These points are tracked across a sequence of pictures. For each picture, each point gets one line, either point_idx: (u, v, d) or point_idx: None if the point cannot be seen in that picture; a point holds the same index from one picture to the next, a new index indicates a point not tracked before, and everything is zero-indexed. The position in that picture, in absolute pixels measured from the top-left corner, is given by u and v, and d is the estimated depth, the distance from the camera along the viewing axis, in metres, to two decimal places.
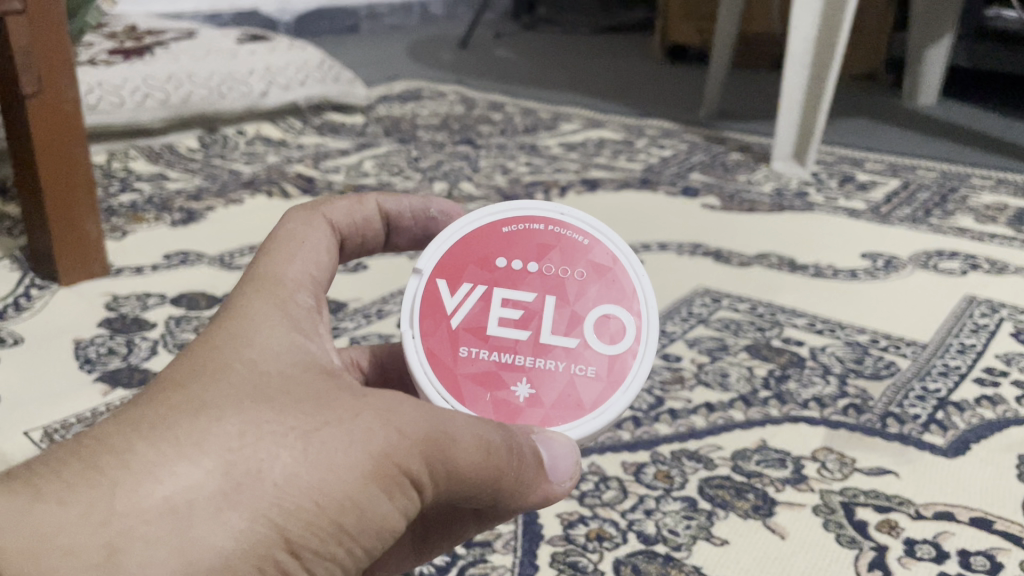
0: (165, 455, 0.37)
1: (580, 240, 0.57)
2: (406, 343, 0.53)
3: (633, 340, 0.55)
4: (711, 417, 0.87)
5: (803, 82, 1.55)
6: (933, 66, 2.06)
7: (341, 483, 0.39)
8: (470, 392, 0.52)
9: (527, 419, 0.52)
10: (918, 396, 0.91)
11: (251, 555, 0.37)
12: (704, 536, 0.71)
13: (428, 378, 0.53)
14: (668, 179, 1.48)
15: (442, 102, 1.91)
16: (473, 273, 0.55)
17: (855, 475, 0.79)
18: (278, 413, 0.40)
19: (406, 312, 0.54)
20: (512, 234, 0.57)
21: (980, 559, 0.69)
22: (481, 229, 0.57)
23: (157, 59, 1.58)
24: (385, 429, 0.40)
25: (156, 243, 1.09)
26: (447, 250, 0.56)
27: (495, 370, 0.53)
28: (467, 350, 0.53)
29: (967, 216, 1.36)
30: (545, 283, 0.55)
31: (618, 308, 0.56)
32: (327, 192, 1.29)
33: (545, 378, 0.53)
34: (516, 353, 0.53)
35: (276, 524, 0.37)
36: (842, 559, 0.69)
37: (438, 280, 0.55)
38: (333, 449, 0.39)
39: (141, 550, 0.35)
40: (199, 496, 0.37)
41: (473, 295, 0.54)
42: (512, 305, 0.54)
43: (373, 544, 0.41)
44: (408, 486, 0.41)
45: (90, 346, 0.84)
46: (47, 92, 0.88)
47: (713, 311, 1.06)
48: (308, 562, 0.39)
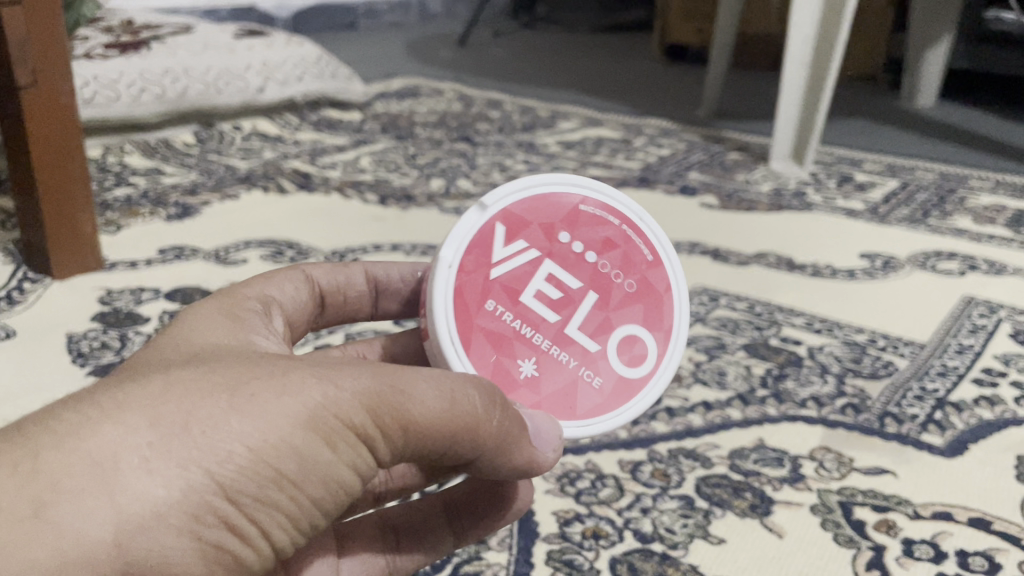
0: (91, 414, 0.37)
1: (646, 254, 0.57)
2: (438, 270, 0.52)
3: (646, 379, 0.55)
4: (709, 415, 0.86)
5: (802, 80, 1.55)
6: (932, 67, 2.06)
7: (276, 431, 0.38)
8: (477, 346, 0.52)
9: (519, 397, 0.52)
10: (916, 396, 0.90)
11: (185, 503, 0.37)
12: (701, 535, 0.71)
13: (442, 315, 0.52)
14: (667, 178, 1.47)
15: (440, 99, 1.90)
16: (534, 235, 0.54)
17: (852, 474, 0.79)
18: (210, 372, 0.39)
19: (455, 239, 0.53)
20: (588, 215, 0.56)
21: (978, 559, 0.68)
22: (562, 196, 0.56)
23: (154, 54, 1.57)
24: (320, 380, 0.40)
25: (151, 238, 1.08)
26: (525, 200, 0.55)
27: (512, 334, 0.53)
28: (493, 305, 0.53)
29: (965, 217, 1.36)
30: (596, 280, 0.54)
31: (651, 339, 0.56)
32: (323, 187, 1.29)
33: (553, 368, 0.53)
34: (535, 326, 0.53)
35: (207, 473, 0.37)
36: (840, 558, 0.68)
37: (498, 225, 0.54)
38: (264, 400, 0.38)
39: (67, 504, 0.35)
40: (125, 448, 0.36)
41: (524, 256, 0.54)
42: (554, 280, 0.54)
43: (322, 493, 0.41)
44: (351, 437, 0.40)
45: (83, 340, 0.83)
46: (42, 83, 0.87)
47: (710, 310, 1.06)
48: (249, 508, 0.39)
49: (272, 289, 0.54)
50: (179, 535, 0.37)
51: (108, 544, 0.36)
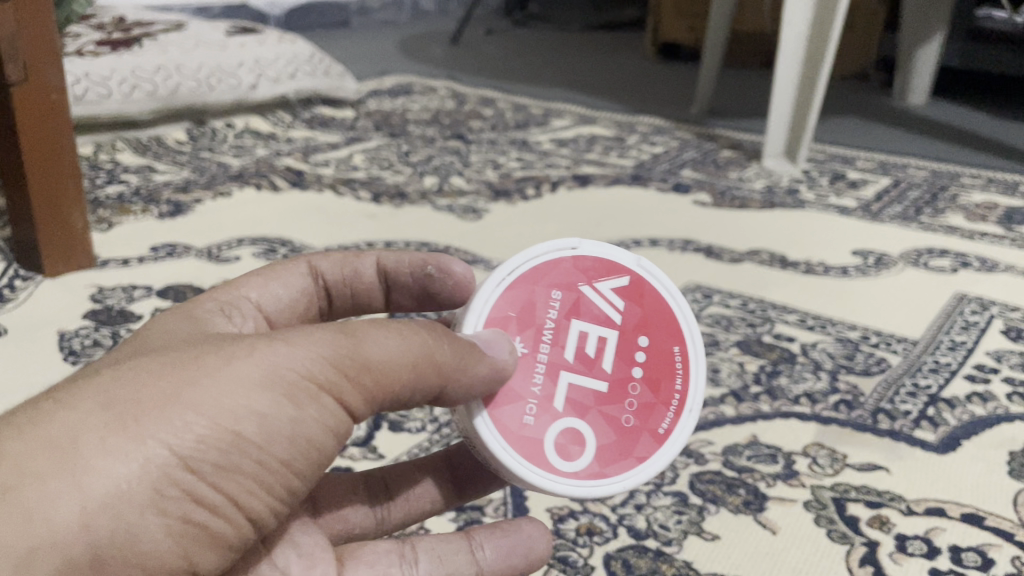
0: (49, 406, 0.38)
1: (661, 427, 0.53)
2: (563, 242, 0.53)
3: (545, 476, 0.51)
4: (702, 412, 0.86)
5: (795, 77, 1.55)
6: (924, 66, 2.07)
7: (230, 393, 0.38)
8: (514, 298, 0.52)
9: None
10: (909, 393, 0.90)
11: (146, 478, 0.37)
12: (695, 531, 0.71)
13: (529, 257, 0.53)
14: (660, 175, 1.47)
15: (433, 97, 1.90)
16: (633, 313, 0.53)
17: (846, 470, 0.79)
18: (163, 354, 0.40)
19: (600, 248, 0.54)
20: (670, 354, 0.54)
21: (971, 554, 0.68)
22: (677, 326, 0.54)
23: (146, 51, 1.57)
24: (271, 343, 0.40)
25: (143, 236, 1.08)
26: (661, 298, 0.54)
27: (535, 320, 0.52)
28: (557, 298, 0.52)
29: (957, 214, 1.36)
30: (616, 384, 0.52)
31: (588, 463, 0.51)
32: (316, 185, 1.28)
33: (525, 371, 0.51)
34: (552, 333, 0.52)
35: (164, 444, 0.37)
36: (833, 554, 0.68)
37: (628, 278, 0.54)
38: (217, 368, 0.39)
39: (28, 489, 0.35)
40: (82, 431, 0.37)
41: (610, 309, 0.53)
42: (601, 342, 0.52)
43: (294, 455, 0.40)
44: (313, 392, 0.40)
45: (75, 337, 0.83)
46: (33, 80, 0.87)
47: (703, 307, 1.06)
48: (215, 479, 0.38)
49: (252, 292, 0.55)
50: (144, 513, 0.37)
51: (74, 526, 0.36)
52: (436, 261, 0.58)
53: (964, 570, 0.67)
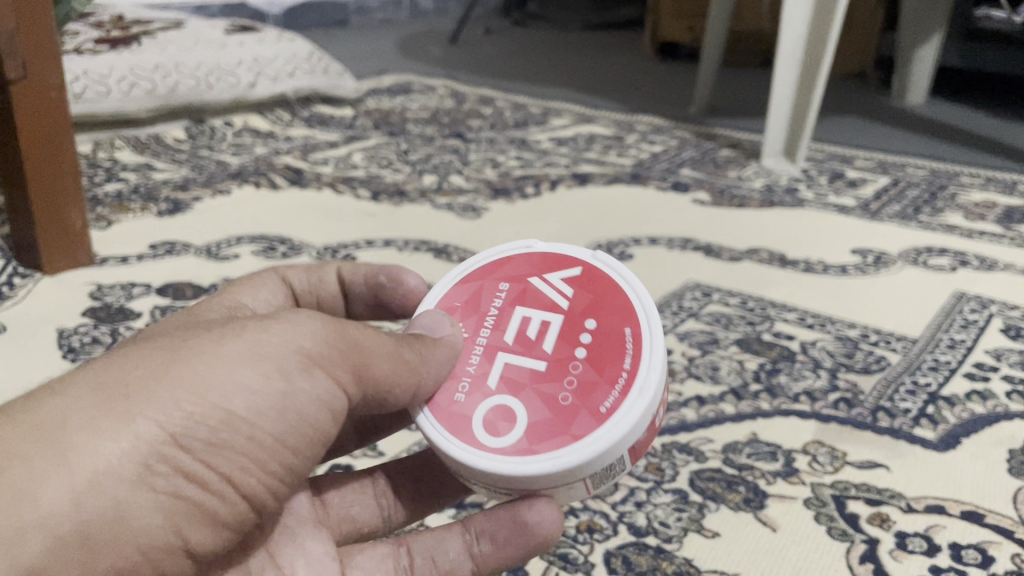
0: (41, 393, 0.40)
1: (607, 403, 0.50)
2: (518, 244, 0.59)
3: (472, 452, 0.50)
4: (702, 410, 0.86)
5: (794, 76, 1.55)
6: (923, 65, 2.07)
7: (217, 372, 0.41)
8: (463, 292, 0.57)
9: None
10: (908, 391, 0.90)
11: (136, 453, 0.39)
12: (695, 528, 0.71)
13: (481, 258, 0.59)
14: (659, 174, 1.47)
15: (432, 95, 1.90)
16: (580, 299, 0.55)
17: (846, 468, 0.79)
18: (151, 343, 0.43)
19: (554, 248, 0.59)
20: (620, 335, 0.53)
21: (971, 552, 0.68)
22: (628, 309, 0.54)
23: (144, 49, 1.56)
24: (257, 328, 0.43)
25: (142, 233, 1.08)
26: (613, 285, 0.56)
27: (482, 306, 0.56)
28: (504, 289, 0.57)
29: (956, 214, 1.36)
30: (553, 364, 0.52)
31: (518, 439, 0.50)
32: (315, 183, 1.28)
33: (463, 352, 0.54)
34: (496, 318, 0.55)
35: (152, 421, 0.39)
36: (833, 552, 0.68)
37: (580, 270, 0.57)
38: (202, 351, 0.41)
39: (21, 466, 0.37)
40: (72, 413, 0.39)
41: (555, 296, 0.55)
42: (542, 325, 0.54)
43: (283, 431, 0.43)
44: (300, 370, 0.43)
45: (74, 335, 0.83)
46: (31, 78, 0.86)
47: (703, 305, 1.05)
48: (203, 456, 0.40)
49: (245, 298, 0.59)
50: (136, 489, 0.39)
51: (66, 502, 0.38)
52: (390, 270, 0.62)
53: (964, 568, 0.67)
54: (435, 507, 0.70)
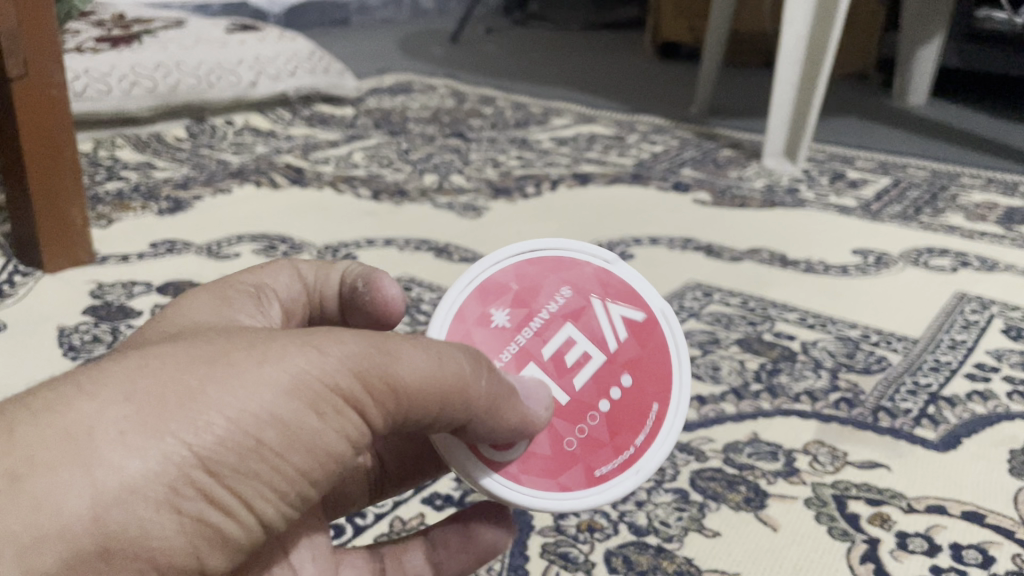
0: (64, 391, 0.35)
1: (601, 469, 0.50)
2: (601, 253, 0.54)
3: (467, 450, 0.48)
4: (702, 410, 0.86)
5: (795, 77, 1.55)
6: (924, 66, 2.07)
7: (260, 396, 0.36)
8: (522, 271, 0.53)
9: (471, 298, 0.52)
10: (909, 391, 0.90)
11: (164, 475, 0.34)
12: (695, 528, 0.70)
13: (560, 245, 0.54)
14: (660, 174, 1.47)
15: (433, 95, 1.90)
16: (629, 352, 0.52)
17: (846, 468, 0.79)
18: (189, 343, 0.37)
19: (635, 279, 0.54)
20: (644, 409, 0.51)
21: (972, 552, 0.68)
22: (666, 387, 0.52)
23: (146, 47, 1.56)
24: (306, 346, 0.38)
25: (143, 232, 1.08)
26: (666, 355, 0.53)
27: (535, 300, 0.52)
28: (567, 296, 0.52)
29: (957, 214, 1.36)
30: (577, 401, 0.50)
31: (510, 463, 0.49)
32: (316, 182, 1.28)
33: (497, 338, 0.50)
34: (546, 320, 0.51)
35: (186, 443, 0.34)
36: (834, 552, 0.68)
37: (644, 317, 0.53)
38: (248, 368, 0.36)
39: (39, 479, 0.32)
40: (101, 421, 0.33)
41: (610, 334, 0.52)
42: (583, 356, 0.51)
43: (311, 465, 0.38)
44: (339, 405, 0.38)
45: (75, 333, 0.83)
46: (33, 76, 0.86)
47: (704, 305, 1.05)
48: (231, 483, 0.36)
49: (269, 280, 0.53)
50: (158, 513, 0.34)
51: (87, 519, 0.33)
52: (369, 274, 0.54)
53: (965, 568, 0.67)
54: (436, 506, 0.70)
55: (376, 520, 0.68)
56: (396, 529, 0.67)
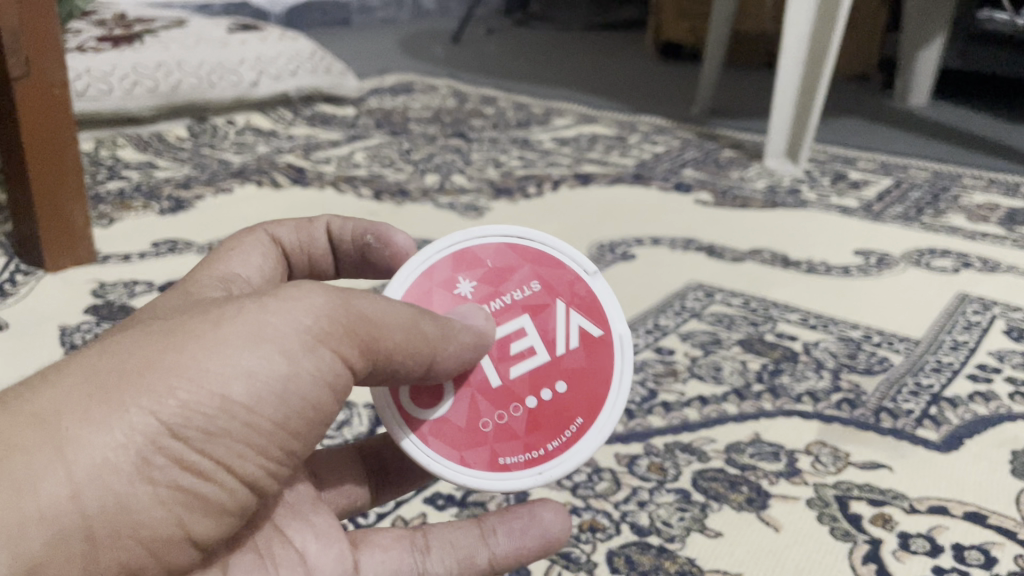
0: (32, 384, 0.37)
1: (507, 458, 0.53)
2: (585, 263, 0.56)
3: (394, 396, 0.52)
4: (704, 410, 0.86)
5: (796, 78, 1.55)
6: (925, 67, 2.07)
7: (216, 357, 0.37)
8: (499, 255, 0.55)
9: (444, 263, 0.55)
10: (911, 392, 0.90)
11: (131, 446, 0.36)
12: (698, 528, 0.70)
13: (544, 242, 0.56)
14: (661, 174, 1.47)
15: (434, 95, 1.90)
16: (570, 363, 0.54)
17: (848, 469, 0.79)
18: (151, 324, 0.40)
19: (604, 297, 0.56)
20: (566, 419, 0.54)
21: (974, 553, 0.68)
22: (593, 408, 0.54)
23: (147, 47, 1.56)
24: (258, 303, 0.39)
25: (144, 231, 1.08)
26: (604, 377, 0.55)
27: (502, 283, 0.54)
28: (536, 291, 0.55)
29: (959, 215, 1.36)
30: (508, 386, 0.52)
31: (427, 420, 0.52)
32: (318, 182, 1.28)
33: (454, 304, 0.54)
34: (506, 304, 0.54)
35: (148, 410, 0.36)
36: (836, 552, 0.68)
37: (599, 334, 0.55)
38: (202, 334, 0.38)
39: (11, 464, 0.35)
40: (66, 404, 0.36)
41: (559, 339, 0.54)
42: (528, 349, 0.53)
43: (286, 415, 0.39)
44: (303, 352, 0.39)
45: (76, 332, 0.83)
46: (35, 76, 0.86)
47: (706, 305, 1.05)
48: (203, 444, 0.37)
49: (237, 263, 0.55)
50: (132, 483, 0.37)
51: (64, 498, 0.35)
52: (376, 229, 0.59)
53: (967, 568, 0.67)
54: (438, 506, 0.69)
55: (378, 519, 0.67)
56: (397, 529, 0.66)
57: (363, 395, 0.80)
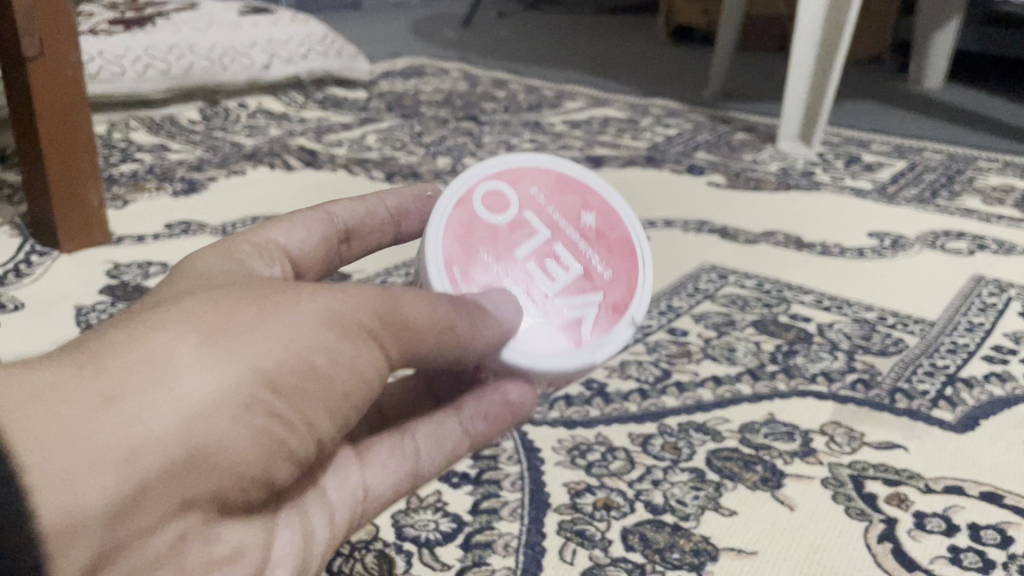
0: (132, 326, 0.38)
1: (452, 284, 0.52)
2: (634, 327, 0.56)
3: (473, 182, 0.56)
4: (718, 390, 0.86)
5: (810, 61, 1.54)
6: (940, 49, 2.05)
7: (306, 324, 0.40)
8: (618, 247, 0.57)
9: (599, 196, 0.59)
10: (926, 373, 0.90)
11: (238, 390, 0.38)
12: (712, 507, 0.70)
13: (643, 285, 0.57)
14: (674, 157, 1.46)
15: (445, 78, 1.89)
16: (548, 319, 0.53)
17: (863, 449, 0.78)
18: (232, 287, 0.41)
19: (609, 346, 0.55)
20: (504, 327, 0.53)
21: (990, 532, 0.68)
22: (517, 349, 0.52)
23: (159, 29, 1.56)
24: (337, 286, 0.42)
25: (158, 213, 1.08)
26: (542, 351, 0.53)
27: (597, 247, 0.57)
28: (602, 274, 0.56)
29: (974, 197, 1.35)
30: (519, 261, 0.54)
31: (471, 206, 0.55)
32: (330, 164, 1.28)
33: (569, 204, 0.57)
34: (583, 255, 0.56)
35: (253, 360, 0.38)
36: (851, 531, 0.68)
37: (581, 339, 0.54)
38: (291, 303, 0.40)
39: (130, 398, 0.35)
40: (177, 347, 0.37)
41: (564, 305, 0.54)
42: (552, 279, 0.54)
43: (354, 387, 0.42)
44: (374, 333, 0.42)
45: (91, 312, 0.83)
46: (49, 56, 0.86)
47: (719, 287, 1.05)
48: (290, 399, 0.39)
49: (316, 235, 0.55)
50: (235, 426, 0.38)
51: (175, 432, 0.36)
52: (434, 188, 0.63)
53: (984, 548, 0.67)
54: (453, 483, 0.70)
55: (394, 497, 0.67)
56: (412, 506, 0.67)
57: None
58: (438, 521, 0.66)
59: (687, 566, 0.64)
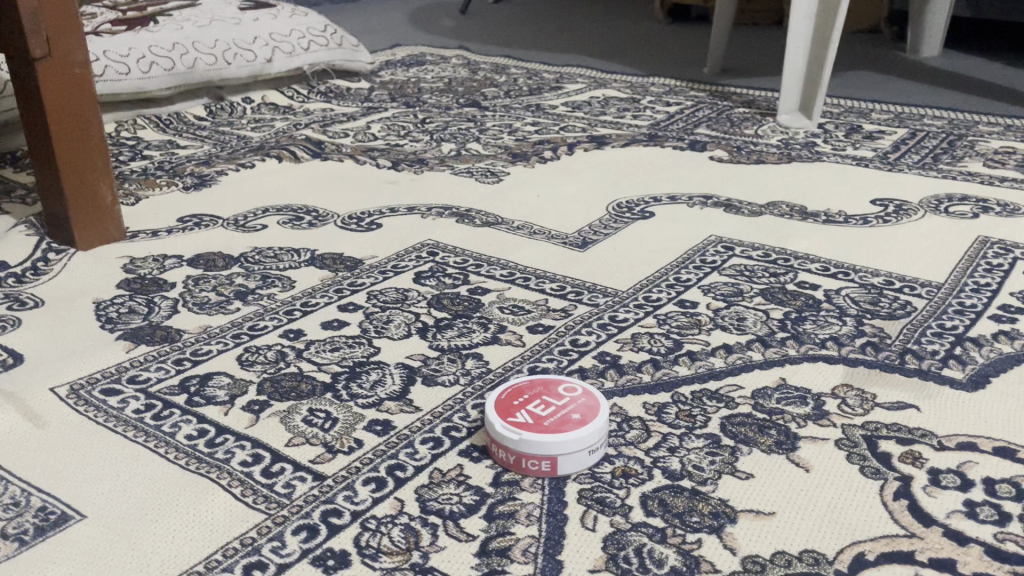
0: None
1: (502, 435, 0.69)
2: (607, 411, 0.71)
3: (490, 396, 0.74)
4: (729, 358, 0.86)
5: (809, 31, 1.52)
6: (936, 15, 2.04)
7: None
8: (579, 388, 0.74)
9: (560, 377, 0.77)
10: (935, 334, 0.91)
11: None
12: (729, 471, 0.71)
13: (602, 397, 0.74)
14: (676, 133, 1.47)
15: (446, 65, 1.91)
16: (558, 422, 0.69)
17: (875, 409, 0.79)
18: None
19: (602, 419, 0.70)
20: (534, 430, 0.68)
21: (1005, 486, 0.69)
22: (546, 435, 0.68)
23: (161, 26, 1.57)
24: None
25: (170, 207, 1.09)
26: (562, 432, 0.68)
27: (573, 390, 0.74)
28: (576, 396, 0.73)
29: (977, 160, 1.36)
30: (525, 410, 0.71)
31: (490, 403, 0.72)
32: (336, 154, 1.30)
33: (544, 380, 0.75)
34: (560, 394, 0.73)
35: None
36: (867, 490, 0.69)
37: (584, 422, 0.69)
38: None
39: None
40: None
41: (564, 417, 0.70)
42: (549, 409, 0.71)
43: None
44: None
45: (110, 306, 0.86)
46: (57, 55, 0.90)
47: (726, 259, 1.06)
48: None
49: None
50: None
51: None
52: None
53: (999, 501, 0.68)
54: (474, 458, 0.70)
55: (416, 473, 0.67)
56: (435, 480, 0.67)
57: (394, 354, 0.82)
58: (461, 495, 0.65)
59: (706, 528, 0.64)
